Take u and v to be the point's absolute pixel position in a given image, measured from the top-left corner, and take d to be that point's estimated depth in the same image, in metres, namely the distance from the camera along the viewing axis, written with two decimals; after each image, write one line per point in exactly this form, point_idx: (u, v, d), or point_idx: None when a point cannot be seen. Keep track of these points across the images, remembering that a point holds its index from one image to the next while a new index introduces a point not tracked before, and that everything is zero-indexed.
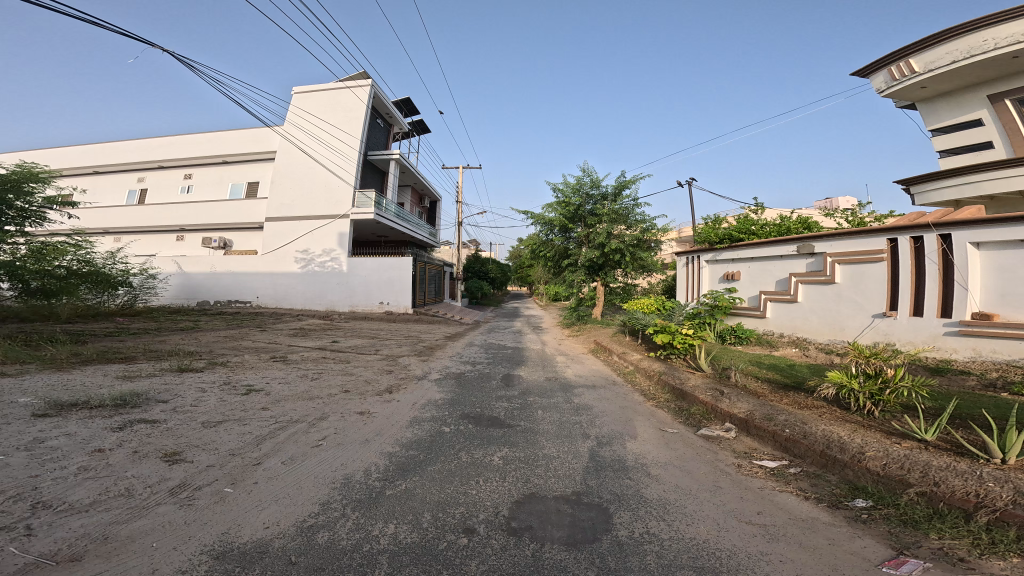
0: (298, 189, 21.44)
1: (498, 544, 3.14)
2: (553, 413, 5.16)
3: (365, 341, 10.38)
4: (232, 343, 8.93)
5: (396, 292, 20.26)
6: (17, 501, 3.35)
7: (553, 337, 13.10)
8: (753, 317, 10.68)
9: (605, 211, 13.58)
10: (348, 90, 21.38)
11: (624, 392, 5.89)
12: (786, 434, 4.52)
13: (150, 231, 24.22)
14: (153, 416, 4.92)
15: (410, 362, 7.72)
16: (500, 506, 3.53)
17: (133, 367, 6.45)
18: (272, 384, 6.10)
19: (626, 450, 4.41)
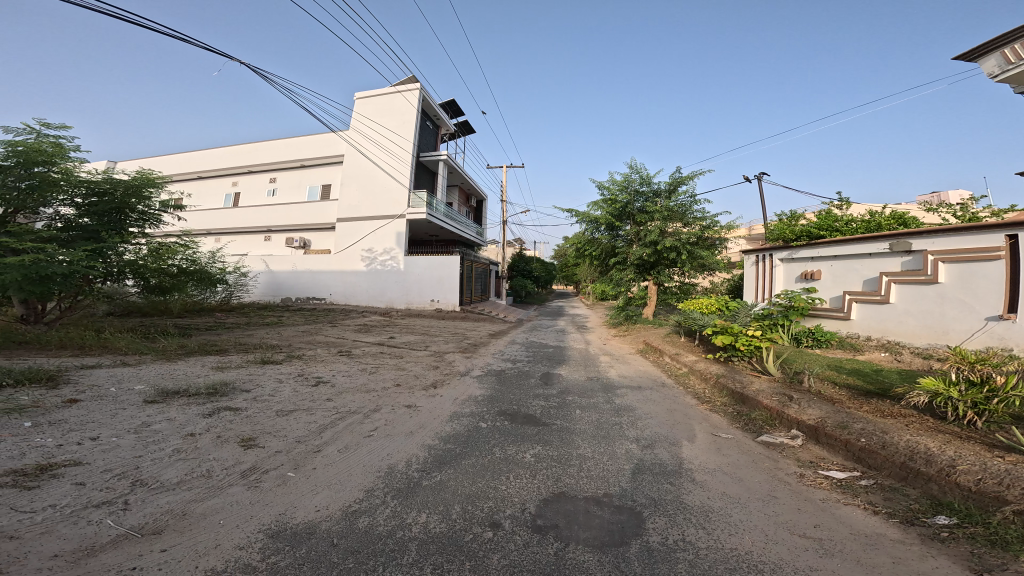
0: (361, 189, 22.68)
1: (522, 540, 3.10)
2: (593, 413, 5.00)
3: (419, 338, 10.72)
4: (307, 338, 9.61)
5: (445, 289, 21.17)
6: (117, 477, 3.75)
7: (600, 337, 12.75)
8: (835, 319, 9.72)
9: (658, 208, 13.04)
10: (399, 94, 22.49)
11: (675, 394, 5.58)
12: (861, 443, 4.05)
13: (243, 231, 26.57)
14: (234, 403, 5.34)
15: (458, 359, 7.85)
16: (529, 503, 3.48)
17: (226, 359, 7.12)
18: (338, 376, 6.48)
19: (673, 453, 4.18)
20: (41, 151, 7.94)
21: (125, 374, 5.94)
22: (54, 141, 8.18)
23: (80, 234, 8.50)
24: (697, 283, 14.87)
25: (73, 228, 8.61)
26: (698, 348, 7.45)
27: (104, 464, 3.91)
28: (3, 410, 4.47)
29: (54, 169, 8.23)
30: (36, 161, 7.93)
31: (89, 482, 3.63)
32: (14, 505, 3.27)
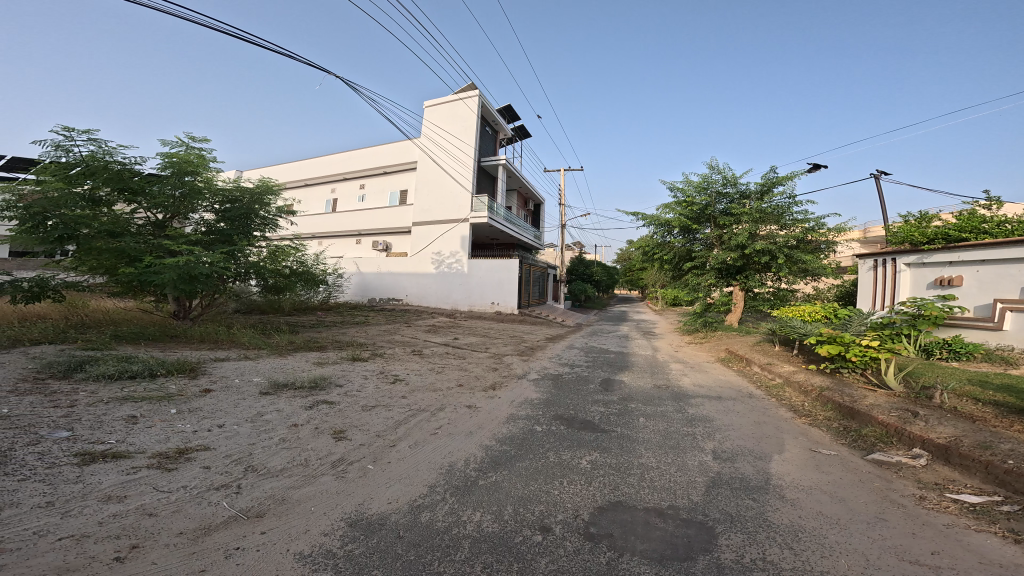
0: (430, 193, 22.27)
1: (572, 547, 2.79)
2: (657, 420, 4.55)
3: (480, 339, 10.91)
4: (389, 336, 10.27)
5: (503, 292, 20.17)
6: (238, 463, 3.63)
7: (669, 343, 11.90)
8: (979, 329, 8.25)
9: (746, 210, 11.71)
10: (461, 102, 21.78)
11: (766, 406, 5.05)
12: (1007, 466, 3.29)
13: (337, 235, 26.02)
14: (331, 396, 5.36)
15: (516, 362, 7.77)
16: (583, 510, 3.12)
17: (324, 355, 7.66)
18: (412, 375, 6.56)
19: (758, 469, 3.73)
20: (191, 162, 8.64)
21: (249, 366, 6.36)
22: (198, 153, 8.93)
23: (218, 237, 9.25)
24: (794, 289, 13.32)
25: (213, 232, 9.31)
26: (795, 358, 6.67)
27: (232, 450, 3.79)
28: (149, 396, 4.60)
29: (197, 178, 8.95)
30: (187, 171, 8.63)
31: (214, 467, 3.49)
32: (154, 485, 3.17)
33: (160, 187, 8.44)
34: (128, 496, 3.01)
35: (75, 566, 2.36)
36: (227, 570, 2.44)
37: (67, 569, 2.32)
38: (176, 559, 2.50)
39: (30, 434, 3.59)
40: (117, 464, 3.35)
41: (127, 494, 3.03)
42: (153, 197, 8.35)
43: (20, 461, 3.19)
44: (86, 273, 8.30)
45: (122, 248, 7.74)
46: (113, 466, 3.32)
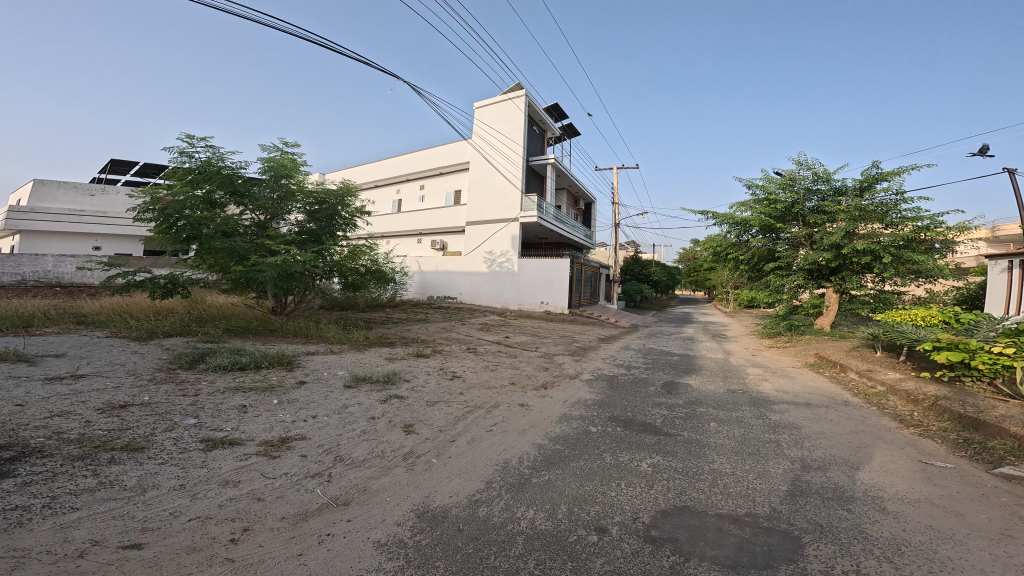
0: (482, 193, 21.49)
1: (630, 549, 2.39)
2: (733, 427, 4.05)
3: (530, 338, 10.73)
4: (444, 335, 10.46)
5: (554, 293, 18.99)
6: (327, 452, 3.33)
7: (743, 347, 10.87)
8: None
9: (843, 207, 10.56)
10: (510, 102, 20.84)
11: (866, 415, 4.58)
12: None
13: (397, 235, 25.61)
14: (400, 392, 5.10)
15: (567, 363, 7.49)
16: (642, 512, 2.71)
17: (394, 352, 7.79)
18: (469, 372, 6.28)
19: (852, 479, 3.29)
20: (285, 165, 9.52)
21: (337, 360, 6.70)
22: (293, 157, 9.81)
23: (308, 235, 10.08)
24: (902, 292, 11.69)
25: (304, 231, 10.18)
26: (904, 365, 5.97)
27: (327, 440, 3.55)
28: (256, 388, 4.77)
29: (292, 181, 9.83)
30: (282, 174, 9.53)
31: (311, 455, 3.26)
32: (261, 471, 2.98)
33: (261, 190, 9.45)
34: (239, 481, 2.84)
35: (196, 546, 2.26)
36: (320, 557, 2.24)
37: (193, 550, 2.24)
38: (279, 543, 2.33)
39: (165, 422, 3.60)
40: (232, 450, 3.22)
41: (242, 479, 2.87)
42: (256, 200, 9.34)
43: (160, 446, 3.16)
44: (205, 270, 9.29)
45: (235, 248, 8.60)
46: (229, 452, 3.19)
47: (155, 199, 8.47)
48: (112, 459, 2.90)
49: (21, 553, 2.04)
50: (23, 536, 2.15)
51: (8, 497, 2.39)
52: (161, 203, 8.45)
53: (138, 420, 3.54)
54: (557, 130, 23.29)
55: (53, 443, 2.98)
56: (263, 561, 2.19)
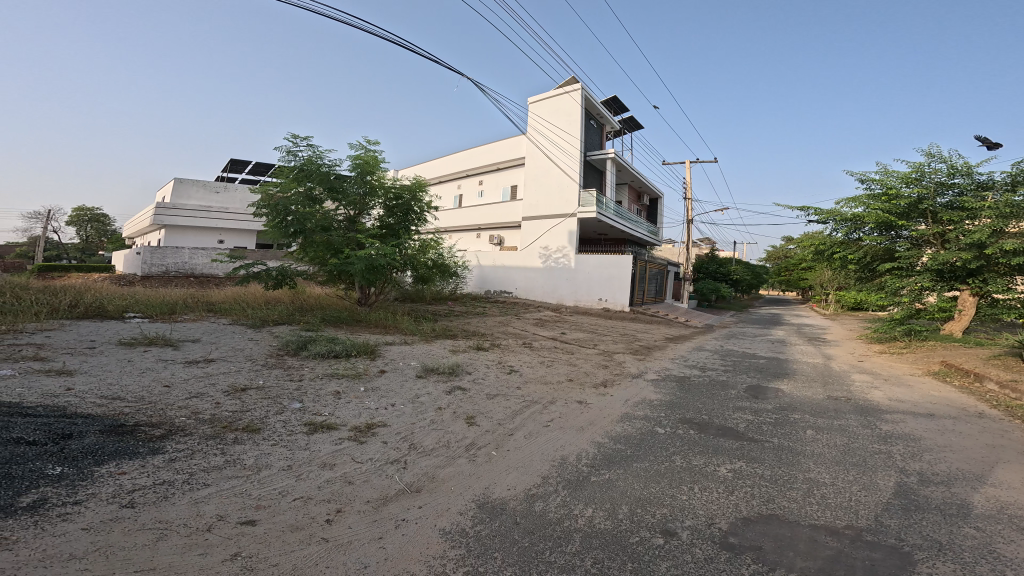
0: (538, 187, 21.00)
1: (702, 555, 2.15)
2: (834, 437, 3.54)
3: (589, 336, 10.32)
4: (500, 329, 10.41)
5: (616, 289, 17.91)
6: (404, 439, 3.50)
7: (844, 351, 9.70)
8: None
9: (988, 204, 9.13)
10: (567, 95, 20.24)
11: (1007, 428, 3.90)
12: None
13: (457, 230, 25.61)
14: (463, 383, 5.07)
15: (628, 360, 7.04)
16: (719, 517, 2.40)
17: (457, 344, 7.79)
18: (526, 367, 6.07)
19: (986, 497, 2.66)
20: (371, 162, 9.96)
21: (411, 350, 6.91)
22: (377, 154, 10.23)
23: (386, 230, 10.44)
24: None
25: (383, 226, 10.52)
26: None
27: (405, 427, 3.74)
28: (348, 374, 5.13)
29: (375, 177, 10.25)
30: (368, 171, 9.99)
31: (391, 442, 3.44)
32: (352, 455, 3.23)
33: (349, 185, 9.99)
34: (333, 464, 3.10)
35: (298, 525, 2.51)
36: (397, 541, 2.39)
37: (295, 528, 2.48)
38: (364, 525, 2.51)
39: (275, 405, 4.04)
40: (330, 435, 3.52)
41: (335, 462, 3.13)
42: (347, 197, 9.89)
43: (273, 428, 3.55)
44: (305, 262, 10.27)
45: (331, 242, 9.50)
46: (327, 436, 3.50)
47: (269, 198, 9.55)
48: (237, 439, 3.31)
49: (165, 524, 2.41)
50: (168, 509, 2.53)
51: (158, 472, 2.82)
52: (274, 200, 9.52)
53: (256, 403, 4.02)
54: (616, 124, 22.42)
55: (189, 422, 3.48)
56: (351, 543, 2.38)
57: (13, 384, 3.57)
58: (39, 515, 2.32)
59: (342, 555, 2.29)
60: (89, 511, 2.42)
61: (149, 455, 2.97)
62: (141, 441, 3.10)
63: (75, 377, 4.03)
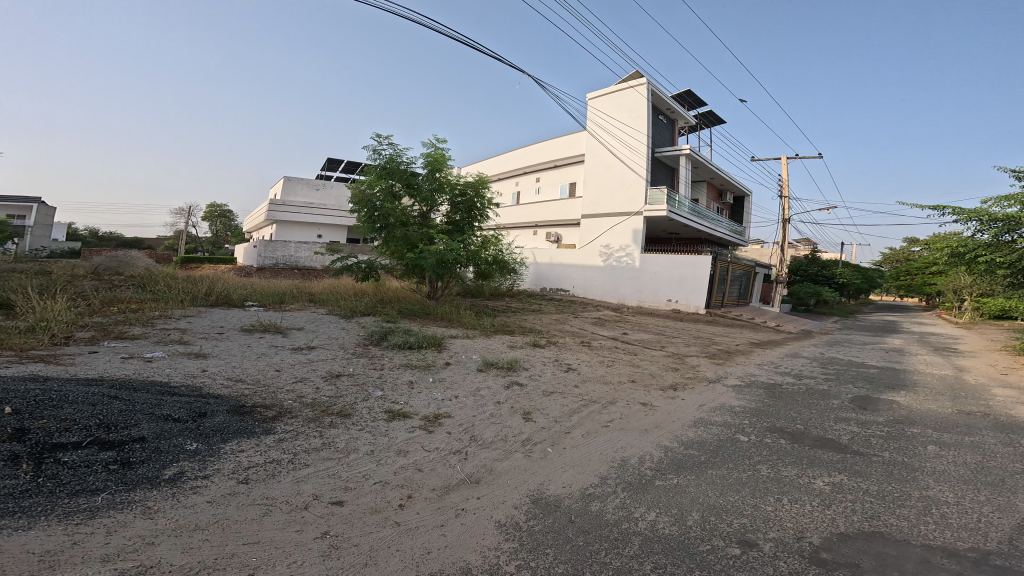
0: (600, 185, 19.86)
1: (787, 569, 1.90)
2: (965, 454, 2.97)
3: (657, 337, 9.58)
4: (556, 326, 10.00)
5: (688, 290, 16.23)
6: (466, 430, 3.55)
7: (982, 364, 8.10)
8: None
9: None
10: (630, 89, 18.86)
11: None
12: None
13: (516, 227, 25.39)
14: (521, 378, 4.95)
15: (702, 364, 6.42)
16: (810, 531, 2.09)
17: (513, 339, 7.53)
18: (583, 366, 5.76)
19: None
20: (443, 159, 10.03)
21: (471, 343, 6.84)
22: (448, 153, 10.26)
23: (452, 226, 10.52)
24: None
25: (449, 222, 10.61)
26: None
27: (468, 419, 3.78)
28: (418, 365, 5.26)
29: (445, 174, 10.31)
30: (439, 169, 10.07)
31: (456, 432, 3.50)
32: (421, 444, 3.34)
33: (422, 181, 10.18)
34: (406, 451, 3.24)
35: (376, 507, 2.65)
36: (456, 530, 2.44)
37: (374, 511, 2.63)
38: (431, 513, 2.59)
39: (360, 391, 4.30)
40: (404, 423, 3.68)
41: (408, 449, 3.26)
42: (421, 194, 10.10)
43: (361, 413, 3.80)
44: (384, 257, 10.60)
45: (407, 236, 9.80)
46: (403, 424, 3.66)
47: (359, 194, 9.92)
48: (332, 423, 3.59)
49: (270, 501, 2.67)
50: (275, 486, 2.81)
51: (269, 451, 3.14)
52: (363, 196, 9.96)
53: (347, 389, 4.31)
54: (689, 118, 20.64)
55: (293, 405, 3.86)
56: (419, 528, 2.47)
57: (160, 365, 4.16)
58: (176, 486, 2.71)
59: (410, 539, 2.39)
60: (212, 485, 2.77)
61: (263, 435, 3.34)
62: (258, 422, 3.50)
63: (208, 359, 4.60)
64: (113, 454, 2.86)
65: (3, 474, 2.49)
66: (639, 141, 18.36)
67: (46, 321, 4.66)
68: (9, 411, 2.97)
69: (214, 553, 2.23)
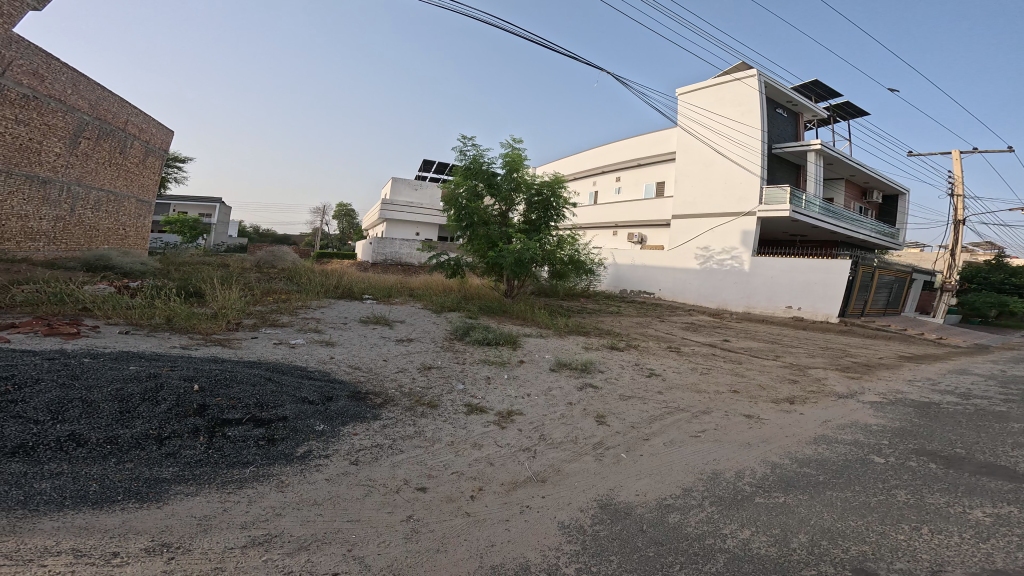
0: (699, 182, 18.20)
1: None
2: None
3: (769, 347, 8.49)
4: (640, 330, 9.38)
5: (816, 296, 14.16)
6: (537, 429, 3.46)
7: None
8: None
9: None
10: (737, 82, 17.20)
11: None
12: None
13: (598, 227, 24.93)
14: (596, 381, 4.70)
15: (829, 378, 5.55)
16: (954, 568, 1.66)
17: (590, 341, 7.15)
18: (670, 372, 5.30)
19: None
20: (520, 158, 10.03)
21: (545, 343, 6.63)
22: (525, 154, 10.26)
23: (528, 226, 10.40)
24: None
25: (526, 222, 10.48)
26: None
27: (539, 417, 3.68)
28: (493, 362, 5.27)
29: (522, 173, 10.30)
30: (517, 168, 10.08)
31: (526, 430, 3.43)
32: (493, 439, 3.32)
33: (501, 181, 10.25)
34: (480, 445, 3.24)
35: (451, 496, 2.68)
36: (520, 526, 2.37)
37: (448, 500, 2.65)
38: (497, 507, 2.55)
39: (446, 384, 4.45)
40: (480, 417, 3.70)
41: (482, 443, 3.26)
42: (502, 194, 10.12)
43: (448, 405, 3.94)
44: (467, 255, 10.73)
45: (489, 236, 9.91)
46: (479, 418, 3.69)
47: (447, 194, 10.17)
48: (423, 413, 3.76)
49: (371, 482, 2.83)
50: (375, 468, 2.98)
51: (375, 436, 3.38)
52: (450, 194, 10.16)
53: (434, 381, 4.49)
54: (818, 110, 18.35)
55: (393, 393, 4.14)
56: (486, 520, 2.44)
57: (300, 350, 4.78)
58: (303, 464, 3.03)
59: (476, 530, 2.37)
60: (330, 464, 3.04)
61: (370, 420, 3.63)
62: (368, 408, 3.82)
63: (336, 347, 5.21)
64: (261, 431, 3.30)
65: (187, 445, 3.04)
66: (751, 137, 16.50)
67: (224, 309, 5.71)
68: (197, 388, 3.60)
69: (325, 527, 2.43)
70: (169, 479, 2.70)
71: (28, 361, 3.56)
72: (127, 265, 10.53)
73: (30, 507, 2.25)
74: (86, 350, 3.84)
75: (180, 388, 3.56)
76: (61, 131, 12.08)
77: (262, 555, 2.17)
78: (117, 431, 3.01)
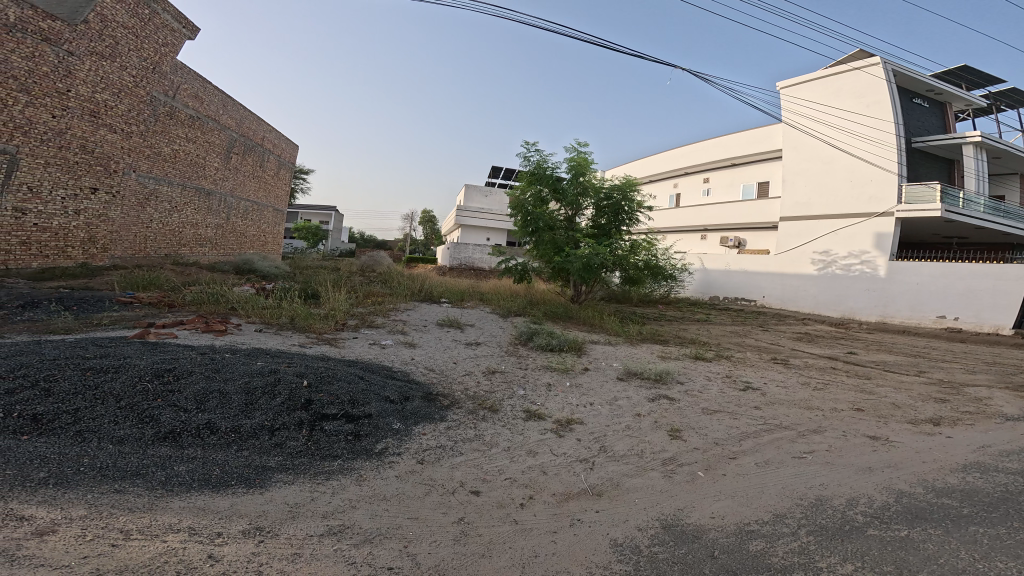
0: (815, 180, 16.27)
1: None
2: None
3: (908, 360, 7.08)
4: (735, 338, 8.37)
5: (979, 304, 11.35)
6: (597, 440, 3.19)
7: None
8: None
9: None
10: (857, 73, 15.59)
11: None
12: None
13: (679, 229, 23.04)
14: (672, 393, 4.26)
15: (994, 398, 4.56)
16: None
17: (668, 350, 6.54)
18: (771, 387, 4.61)
19: None
20: (585, 161, 9.84)
21: (614, 351, 6.18)
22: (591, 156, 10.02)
23: (598, 232, 10.06)
24: None
25: (594, 226, 10.15)
26: None
27: (601, 427, 3.41)
28: (557, 368, 5.07)
29: (589, 177, 10.06)
30: (583, 171, 9.87)
31: (585, 440, 3.18)
32: (549, 447, 3.10)
33: (567, 185, 10.06)
34: (536, 452, 3.05)
35: (501, 502, 2.49)
36: (568, 540, 2.09)
37: (498, 505, 2.47)
38: (547, 517, 2.30)
39: (508, 389, 4.36)
40: (538, 424, 3.52)
41: (538, 451, 3.07)
42: (568, 197, 9.91)
43: (508, 410, 3.83)
44: (536, 261, 10.62)
45: (555, 240, 9.77)
46: (537, 424, 3.51)
47: (514, 200, 10.31)
48: (485, 417, 3.69)
49: (432, 483, 2.74)
50: (438, 469, 2.90)
51: (442, 437, 3.34)
52: (518, 201, 10.26)
53: (498, 386, 4.43)
54: (977, 100, 15.89)
55: (459, 395, 4.18)
56: (533, 529, 2.21)
57: (388, 350, 5.13)
58: (380, 459, 3.05)
59: (523, 539, 2.14)
60: (402, 461, 3.02)
61: (437, 421, 3.64)
62: (437, 410, 3.87)
63: (416, 348, 5.47)
64: (350, 426, 3.43)
65: (291, 437, 3.24)
66: (884, 130, 14.71)
67: (335, 311, 6.35)
68: (306, 385, 3.91)
69: (389, 523, 2.34)
70: (274, 467, 2.85)
71: (187, 356, 4.19)
72: (266, 269, 12.48)
73: (166, 487, 2.44)
74: (229, 348, 4.45)
75: (292, 384, 3.90)
76: (217, 148, 15.01)
77: (333, 544, 2.13)
78: (241, 421, 3.33)
